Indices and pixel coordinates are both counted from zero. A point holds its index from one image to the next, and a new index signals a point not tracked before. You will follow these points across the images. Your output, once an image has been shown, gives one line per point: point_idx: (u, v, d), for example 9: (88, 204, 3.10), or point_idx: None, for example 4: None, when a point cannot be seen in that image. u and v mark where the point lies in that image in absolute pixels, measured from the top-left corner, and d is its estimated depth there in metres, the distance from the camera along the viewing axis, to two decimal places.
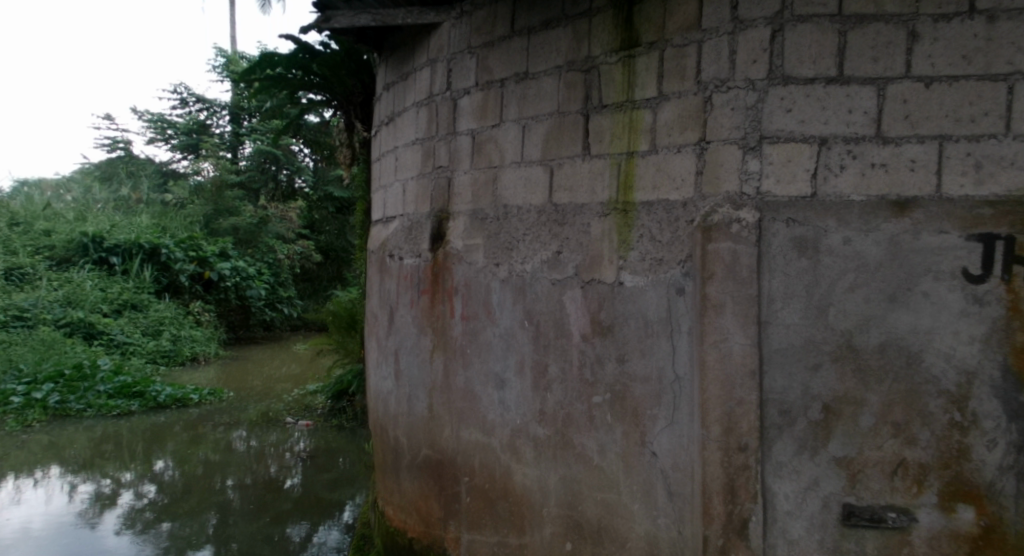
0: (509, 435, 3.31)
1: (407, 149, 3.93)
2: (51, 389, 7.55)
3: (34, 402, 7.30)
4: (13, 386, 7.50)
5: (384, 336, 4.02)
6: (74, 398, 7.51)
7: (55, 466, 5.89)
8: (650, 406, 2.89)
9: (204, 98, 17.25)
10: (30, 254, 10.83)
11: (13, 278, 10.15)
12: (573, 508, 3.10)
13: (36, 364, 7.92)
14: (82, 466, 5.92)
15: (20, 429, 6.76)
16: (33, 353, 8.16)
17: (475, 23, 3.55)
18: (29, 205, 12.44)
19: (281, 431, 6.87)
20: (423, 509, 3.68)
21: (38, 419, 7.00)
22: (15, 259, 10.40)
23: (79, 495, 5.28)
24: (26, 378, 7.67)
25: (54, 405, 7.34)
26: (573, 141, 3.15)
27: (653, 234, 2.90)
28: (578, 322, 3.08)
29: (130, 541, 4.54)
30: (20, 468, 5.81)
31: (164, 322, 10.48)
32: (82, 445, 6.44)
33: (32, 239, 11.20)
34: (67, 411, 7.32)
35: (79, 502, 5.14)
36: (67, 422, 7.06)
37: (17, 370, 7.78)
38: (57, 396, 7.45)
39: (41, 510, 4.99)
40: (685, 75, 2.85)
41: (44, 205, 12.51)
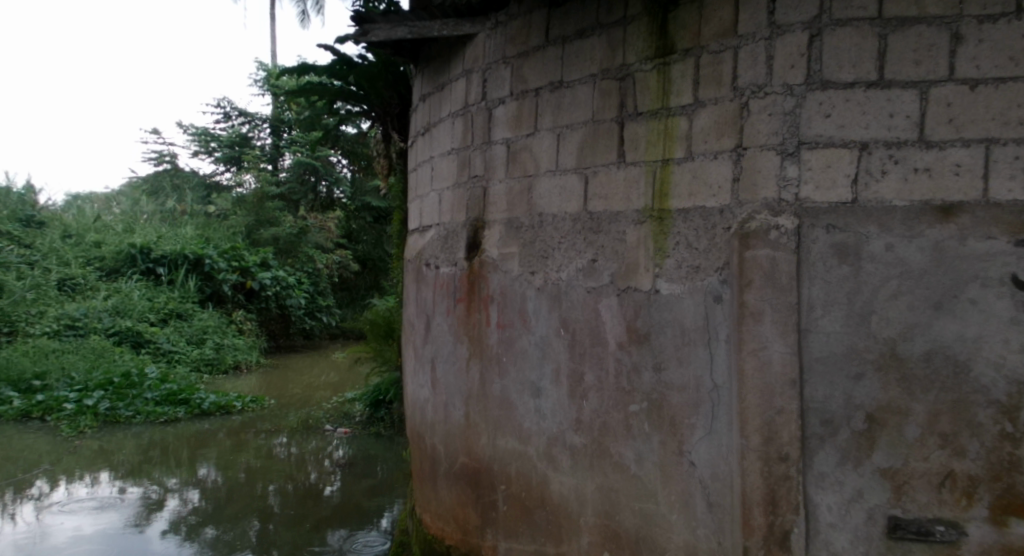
0: (546, 443, 3.29)
1: (442, 158, 3.94)
2: (101, 396, 7.67)
3: (85, 409, 7.41)
4: (65, 394, 7.64)
5: (421, 345, 4.03)
6: (123, 405, 7.62)
7: (105, 471, 5.99)
8: (687, 415, 2.86)
9: (246, 112, 17.50)
10: (81, 265, 11.07)
11: (65, 288, 10.38)
12: (610, 517, 3.07)
13: (87, 372, 8.08)
14: (131, 471, 6.01)
15: (72, 435, 6.88)
16: (84, 361, 8.33)
17: (510, 33, 3.55)
18: (80, 217, 12.71)
19: (320, 438, 6.92)
20: (460, 517, 3.68)
21: (90, 425, 7.11)
22: (67, 270, 10.64)
23: (129, 499, 5.38)
24: (77, 385, 7.82)
25: (104, 411, 7.45)
26: (608, 150, 3.13)
27: (690, 241, 2.88)
28: (614, 330, 3.06)
29: (177, 546, 4.59)
30: (72, 473, 5.91)
31: (208, 330, 10.59)
32: (130, 451, 6.53)
33: (82, 250, 11.45)
34: (117, 417, 7.43)
35: (129, 507, 5.22)
36: (117, 429, 7.18)
37: (69, 378, 7.95)
38: (107, 403, 7.57)
39: (93, 514, 5.06)
40: (721, 81, 2.83)
41: (93, 218, 12.77)
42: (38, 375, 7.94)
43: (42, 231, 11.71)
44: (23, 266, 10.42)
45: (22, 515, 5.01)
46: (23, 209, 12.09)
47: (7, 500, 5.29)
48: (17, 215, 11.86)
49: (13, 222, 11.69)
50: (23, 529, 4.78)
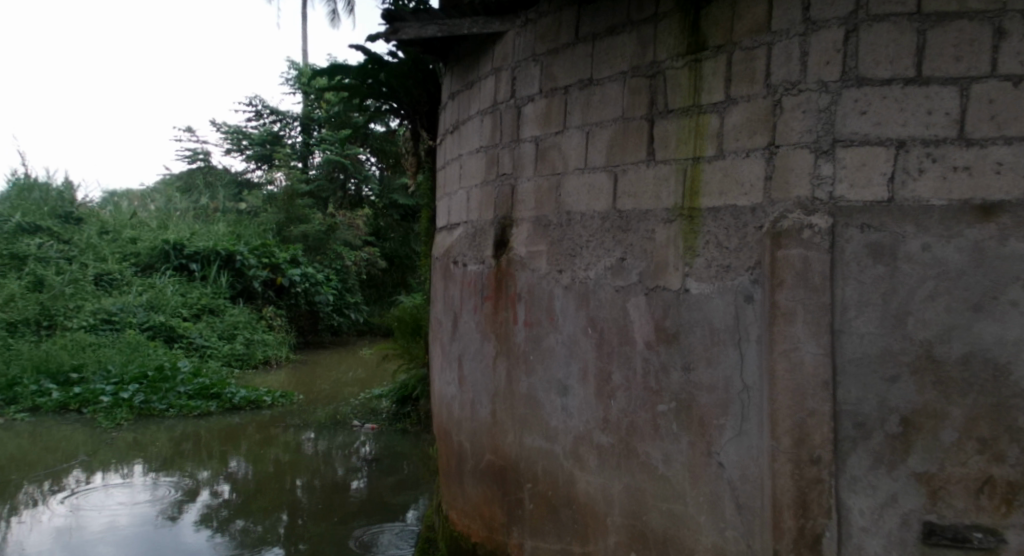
0: (573, 442, 3.27)
1: (470, 157, 3.93)
2: (136, 389, 7.76)
3: (121, 401, 7.51)
4: (101, 386, 7.75)
5: (448, 342, 4.02)
6: (157, 398, 7.70)
7: (140, 463, 6.06)
8: (716, 415, 2.83)
9: (277, 110, 17.61)
10: (117, 261, 11.22)
11: (101, 283, 10.52)
12: (638, 518, 3.05)
13: (122, 365, 8.19)
14: (165, 463, 6.08)
15: (108, 427, 6.97)
16: (120, 355, 8.44)
17: (540, 30, 3.54)
18: (116, 213, 12.87)
19: (348, 433, 6.96)
20: (486, 514, 3.67)
21: (125, 418, 7.20)
22: (103, 266, 10.78)
23: (162, 490, 5.43)
24: (113, 379, 7.93)
25: (139, 404, 7.54)
26: (637, 148, 3.11)
27: (720, 240, 2.85)
28: (642, 329, 3.04)
29: (209, 537, 4.63)
30: (107, 464, 5.98)
31: (239, 325, 10.67)
32: (164, 444, 6.60)
33: (118, 246, 11.60)
34: (151, 410, 7.51)
35: (161, 498, 5.28)
36: (151, 421, 7.26)
37: (105, 371, 8.07)
38: (142, 396, 7.65)
39: (127, 504, 5.12)
40: (754, 78, 2.79)
41: (129, 214, 12.91)
42: (76, 368, 8.07)
43: (80, 227, 11.86)
44: (61, 261, 10.57)
45: (58, 504, 5.09)
46: (62, 205, 12.25)
47: (44, 489, 5.38)
48: (56, 211, 12.02)
49: (52, 217, 11.86)
50: (59, 518, 4.85)
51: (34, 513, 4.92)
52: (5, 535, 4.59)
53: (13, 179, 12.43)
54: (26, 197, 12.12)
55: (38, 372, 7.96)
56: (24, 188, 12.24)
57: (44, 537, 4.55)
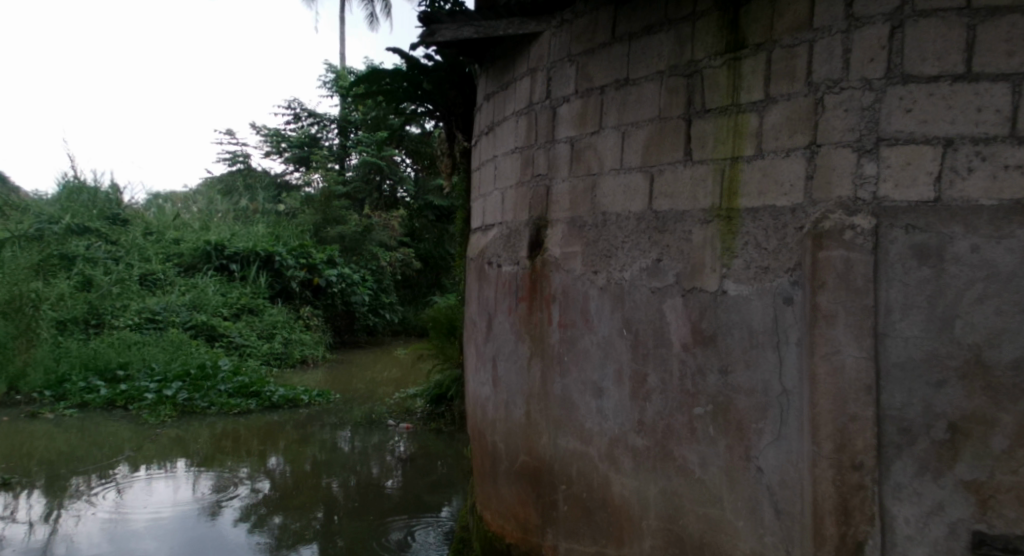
0: (608, 444, 3.24)
1: (505, 158, 3.91)
2: (178, 387, 7.87)
3: (164, 399, 7.63)
4: (146, 384, 7.87)
5: (482, 343, 4.01)
6: (200, 396, 7.80)
7: (183, 459, 6.13)
8: (755, 419, 2.79)
9: (315, 113, 17.77)
10: (161, 261, 11.38)
11: (145, 283, 10.69)
12: (674, 522, 3.01)
13: (166, 363, 8.31)
14: (207, 459, 6.15)
15: (152, 423, 7.06)
16: (163, 353, 8.55)
17: (576, 31, 3.51)
18: (161, 215, 13.07)
19: (383, 432, 6.99)
20: (520, 515, 3.65)
21: (169, 415, 7.29)
22: (147, 266, 10.94)
23: (202, 486, 5.49)
24: (157, 376, 8.06)
25: (182, 402, 7.64)
26: (674, 148, 3.07)
27: (759, 241, 2.81)
28: (678, 331, 3.00)
29: (248, 533, 4.66)
30: (152, 460, 6.06)
31: (278, 325, 10.76)
32: (206, 440, 6.68)
33: (162, 246, 11.77)
34: (193, 408, 7.61)
35: (202, 493, 5.33)
36: (193, 418, 7.35)
37: (150, 369, 8.20)
38: (184, 394, 7.76)
39: (170, 499, 5.17)
40: (795, 76, 2.75)
41: (173, 215, 13.08)
42: (122, 365, 8.20)
43: (126, 228, 12.05)
44: (107, 261, 10.74)
45: (104, 498, 5.17)
46: (109, 207, 12.43)
47: (91, 483, 5.46)
48: (103, 213, 12.20)
49: (99, 218, 12.05)
50: (106, 511, 4.93)
51: (82, 507, 5.01)
52: (54, 526, 4.66)
53: (62, 180, 12.64)
54: (74, 199, 12.32)
55: (86, 368, 8.12)
56: (73, 189, 12.43)
57: (92, 530, 4.62)
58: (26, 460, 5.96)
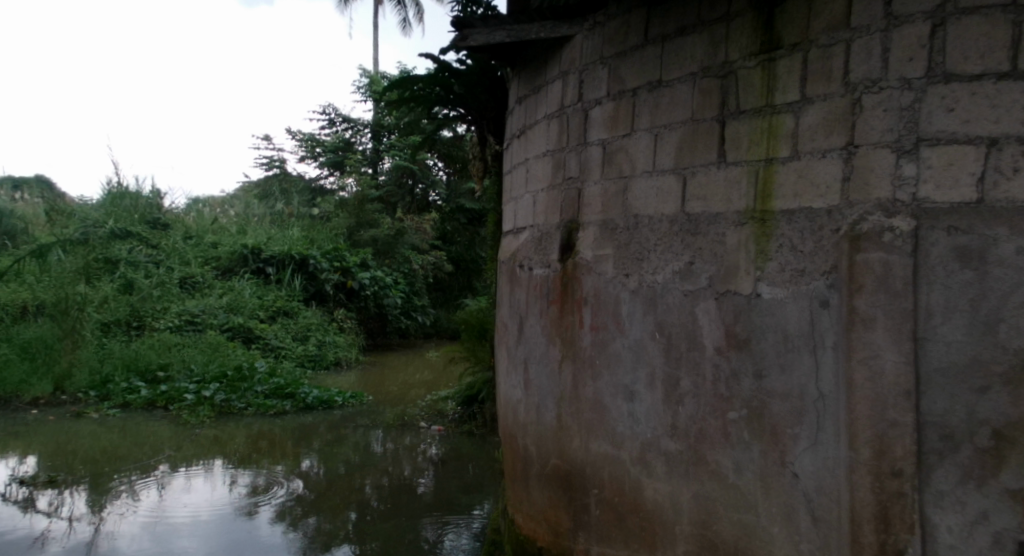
0: (640, 448, 3.21)
1: (537, 161, 3.90)
2: (217, 388, 7.96)
3: (203, 399, 7.73)
4: (185, 385, 7.97)
5: (514, 345, 4.00)
6: (237, 396, 7.87)
7: (220, 459, 6.18)
8: (791, 424, 2.75)
9: (349, 118, 17.89)
10: (200, 264, 11.52)
11: (185, 286, 10.82)
12: (707, 527, 2.97)
13: (204, 364, 8.39)
14: (243, 459, 6.20)
15: (192, 423, 7.15)
16: (202, 354, 8.65)
17: (608, 33, 3.49)
18: (200, 219, 13.21)
19: (415, 435, 7.00)
20: (552, 519, 3.64)
21: (207, 415, 7.37)
22: (187, 269, 11.07)
23: (238, 486, 5.53)
24: (196, 377, 8.15)
25: (220, 402, 7.73)
26: (708, 149, 3.04)
27: (795, 244, 2.77)
28: (711, 335, 2.97)
29: (282, 533, 4.69)
30: (191, 459, 6.12)
31: (312, 327, 10.85)
32: (242, 441, 6.73)
33: (201, 250, 11.89)
34: (230, 409, 7.69)
35: (239, 493, 5.37)
36: (230, 419, 7.42)
37: (189, 370, 8.30)
38: (222, 395, 7.84)
39: (207, 499, 5.22)
40: (831, 76, 2.71)
41: (211, 219, 13.21)
42: (162, 366, 8.31)
43: (167, 232, 12.20)
44: (149, 265, 10.89)
45: (145, 496, 5.24)
46: (150, 211, 12.58)
47: (133, 481, 5.53)
48: (144, 217, 12.32)
49: (141, 223, 12.18)
50: (147, 510, 4.98)
51: (124, 505, 5.07)
52: (97, 523, 4.73)
53: (104, 186, 12.79)
54: (117, 204, 12.35)
55: (128, 370, 8.21)
56: (117, 195, 12.46)
57: (133, 527, 4.67)
58: (70, 458, 6.04)
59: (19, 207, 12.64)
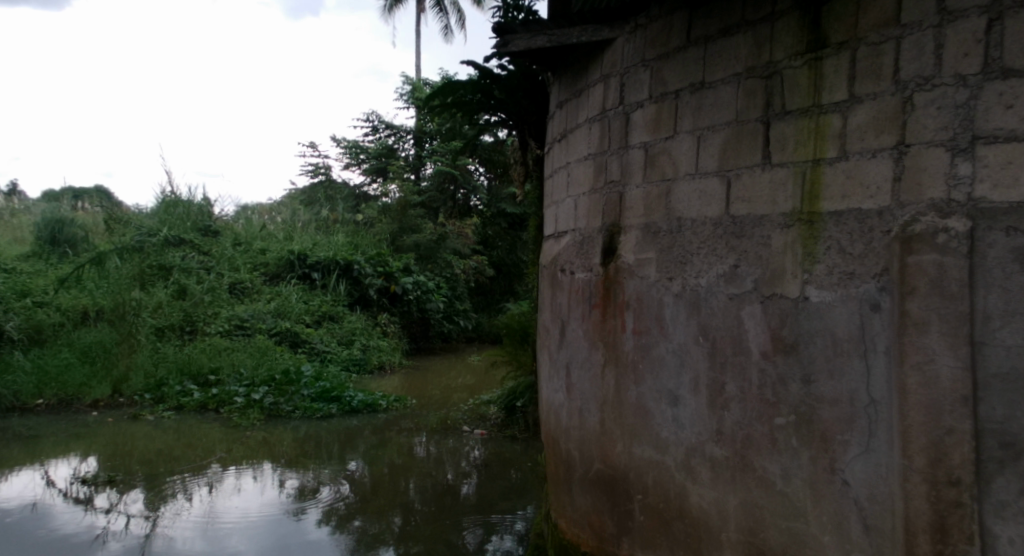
0: (684, 454, 3.17)
1: (578, 164, 3.87)
2: (265, 391, 8.03)
3: (252, 402, 7.81)
4: (235, 388, 8.06)
5: (556, 350, 3.97)
6: (285, 400, 7.94)
7: (269, 461, 6.23)
8: (840, 430, 2.68)
9: (392, 125, 18.02)
10: (249, 270, 11.67)
11: (235, 291, 10.96)
12: (755, 535, 2.92)
13: (253, 368, 8.48)
14: (291, 462, 6.24)
15: (242, 426, 7.23)
16: (251, 358, 8.75)
17: (650, 35, 3.45)
18: (248, 225, 13.29)
19: (457, 438, 7.00)
20: (595, 524, 3.60)
21: (257, 418, 7.46)
22: (236, 275, 11.20)
23: (286, 487, 5.57)
24: (245, 381, 8.24)
25: (268, 405, 7.80)
26: (752, 151, 2.99)
27: (843, 247, 2.70)
28: (757, 339, 2.92)
29: (330, 534, 4.70)
30: (242, 461, 6.19)
31: (356, 332, 10.92)
32: (290, 443, 6.78)
33: (250, 256, 12.05)
34: (279, 412, 7.76)
35: (286, 495, 5.40)
36: (279, 422, 7.49)
37: (238, 374, 8.40)
38: (271, 398, 7.91)
39: (257, 500, 5.26)
40: (881, 74, 2.65)
41: (259, 225, 13.35)
42: (213, 370, 8.43)
43: (217, 239, 12.37)
44: (201, 271, 11.02)
45: (197, 497, 5.30)
46: (202, 219, 12.66)
47: (188, 483, 5.58)
48: (196, 224, 12.45)
49: (193, 230, 12.32)
50: (200, 511, 5.02)
51: (178, 505, 5.12)
52: (153, 522, 4.80)
53: (159, 194, 12.94)
54: (171, 212, 12.42)
55: (181, 373, 8.34)
56: (170, 203, 12.51)
57: (187, 527, 4.73)
58: (127, 459, 6.14)
59: (78, 217, 12.85)
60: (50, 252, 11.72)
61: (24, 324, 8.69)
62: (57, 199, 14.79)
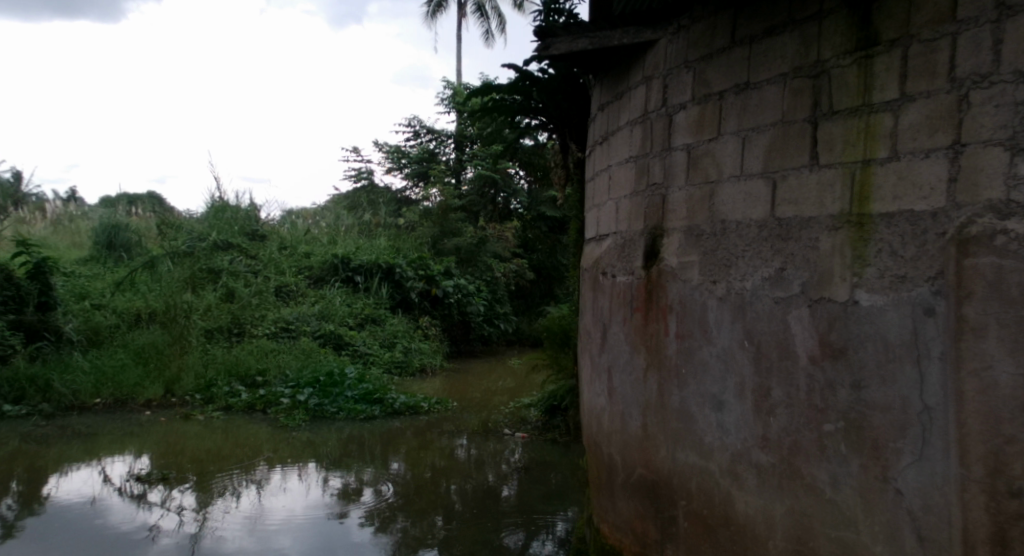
0: (729, 460, 3.11)
1: (620, 167, 3.84)
2: (310, 392, 8.09)
3: (298, 403, 7.87)
4: (281, 389, 8.14)
5: (597, 354, 3.94)
6: (329, 401, 7.99)
7: (313, 461, 6.27)
8: (893, 438, 2.61)
9: (434, 129, 18.11)
10: (294, 273, 11.80)
11: (280, 294, 11.08)
12: (803, 543, 2.85)
13: (298, 370, 8.56)
14: (335, 462, 6.27)
15: (289, 427, 7.29)
16: (296, 361, 8.84)
17: (693, 36, 3.41)
18: (293, 229, 13.45)
19: (498, 441, 6.98)
20: (638, 530, 3.56)
21: (302, 419, 7.52)
22: (282, 278, 11.33)
23: (330, 487, 5.60)
24: (291, 382, 8.31)
25: (313, 406, 7.85)
26: (799, 152, 2.93)
27: (895, 249, 2.63)
28: (805, 344, 2.86)
29: (373, 534, 4.72)
30: (288, 461, 6.24)
31: (398, 335, 10.97)
32: (334, 444, 6.82)
33: (295, 259, 12.19)
34: (323, 413, 7.81)
35: (330, 495, 5.43)
36: (323, 423, 7.54)
37: (284, 375, 8.48)
38: (316, 399, 7.97)
39: (302, 499, 5.30)
40: (935, 72, 2.57)
41: (304, 230, 13.49)
42: (260, 371, 8.53)
43: (263, 243, 12.52)
44: (248, 274, 11.16)
45: (245, 496, 5.34)
46: (250, 223, 12.84)
47: (234, 481, 5.64)
48: (244, 229, 12.62)
49: (240, 234, 12.49)
50: (248, 509, 5.06)
51: (227, 503, 5.17)
52: (203, 519, 4.86)
53: (208, 199, 13.13)
54: (220, 216, 12.65)
55: (229, 375, 8.44)
56: (219, 208, 12.76)
57: (235, 524, 4.78)
58: (178, 458, 6.22)
59: (132, 221, 13.05)
60: (106, 257, 11.95)
61: (82, 326, 8.87)
62: (113, 206, 15.07)
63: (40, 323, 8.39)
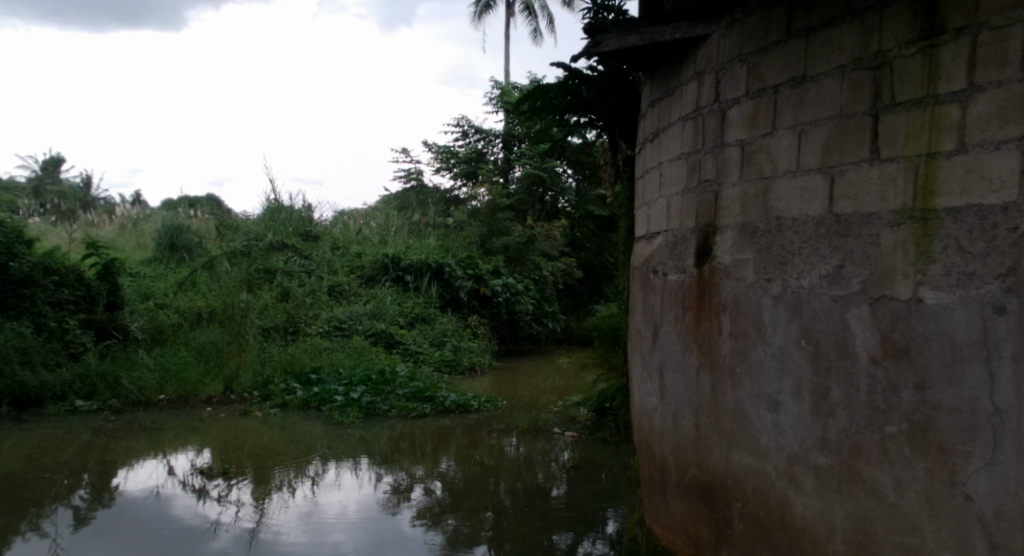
0: (786, 462, 3.03)
1: (671, 164, 3.77)
2: (363, 390, 8.12)
3: (351, 401, 7.91)
4: (334, 387, 8.20)
5: (648, 352, 3.87)
6: (381, 399, 8.02)
7: (365, 458, 6.29)
8: (960, 441, 2.51)
9: (482, 129, 18.12)
10: (346, 273, 11.90)
11: (332, 293, 11.18)
12: (865, 548, 2.76)
13: (351, 368, 8.63)
14: (387, 459, 6.29)
15: (343, 424, 7.34)
16: (348, 359, 8.90)
17: (747, 29, 3.33)
18: (345, 229, 13.57)
19: (547, 440, 6.94)
20: (691, 531, 3.49)
21: (356, 416, 7.56)
22: (334, 278, 11.43)
23: (383, 484, 5.61)
24: (344, 380, 8.36)
25: (366, 404, 7.88)
26: (859, 146, 2.84)
27: (962, 245, 2.53)
28: (865, 343, 2.77)
29: (424, 531, 4.71)
30: (342, 457, 6.28)
31: (448, 333, 10.98)
32: (386, 442, 6.84)
33: (347, 260, 12.30)
34: (376, 410, 7.84)
35: (383, 492, 5.44)
36: (376, 420, 7.58)
37: (337, 373, 8.54)
38: (368, 396, 8.00)
39: (355, 495, 5.32)
40: (1006, 60, 2.47)
41: (356, 230, 13.60)
42: (314, 369, 8.60)
43: (316, 243, 12.65)
44: (302, 274, 11.28)
45: (301, 491, 5.39)
46: (303, 224, 13.01)
47: (291, 476, 5.70)
48: (298, 229, 12.77)
49: (295, 235, 12.65)
50: (303, 505, 5.09)
51: (284, 497, 5.23)
52: (261, 512, 4.92)
53: (263, 201, 13.32)
54: (275, 217, 12.82)
55: (285, 372, 8.53)
56: (274, 209, 12.94)
57: (290, 518, 4.83)
58: (238, 453, 6.31)
59: (193, 223, 13.30)
60: (168, 258, 12.21)
61: (146, 324, 9.05)
62: (175, 208, 15.41)
63: (109, 321, 8.67)
